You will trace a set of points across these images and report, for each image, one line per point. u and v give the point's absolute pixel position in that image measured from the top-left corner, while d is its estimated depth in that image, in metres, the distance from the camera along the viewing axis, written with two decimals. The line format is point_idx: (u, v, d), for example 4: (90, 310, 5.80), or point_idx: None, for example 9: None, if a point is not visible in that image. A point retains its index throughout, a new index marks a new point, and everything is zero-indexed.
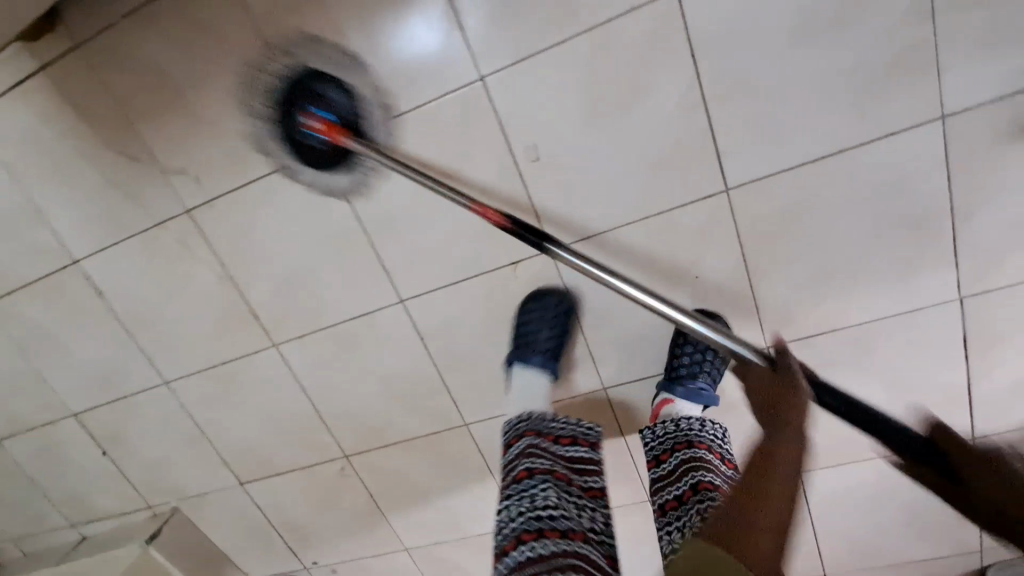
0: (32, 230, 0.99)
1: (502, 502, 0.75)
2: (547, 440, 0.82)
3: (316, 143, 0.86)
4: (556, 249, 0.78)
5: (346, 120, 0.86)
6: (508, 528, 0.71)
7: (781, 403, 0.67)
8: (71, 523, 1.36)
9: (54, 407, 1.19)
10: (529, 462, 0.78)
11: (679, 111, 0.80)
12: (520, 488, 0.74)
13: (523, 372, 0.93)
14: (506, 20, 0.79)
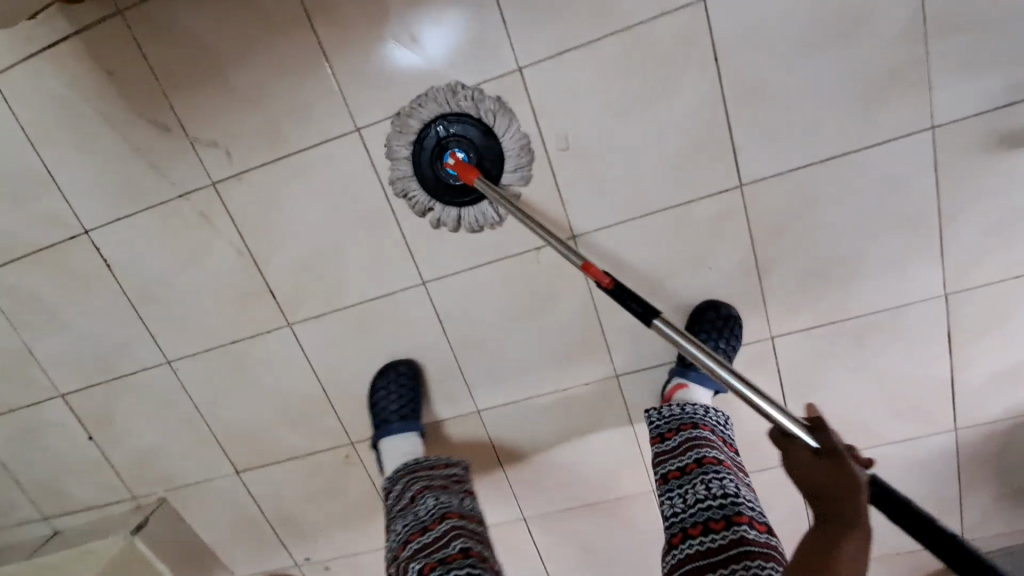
0: (45, 197, 0.98)
1: (393, 523, 0.93)
2: (433, 462, 1.00)
3: (450, 177, 0.89)
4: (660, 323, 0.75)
5: (485, 159, 0.89)
6: (400, 537, 0.89)
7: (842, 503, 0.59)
8: (43, 517, 1.30)
9: (41, 388, 1.15)
10: (415, 483, 0.96)
11: (700, 109, 0.86)
12: (410, 502, 0.93)
13: (391, 439, 1.03)
14: (543, 14, 0.83)
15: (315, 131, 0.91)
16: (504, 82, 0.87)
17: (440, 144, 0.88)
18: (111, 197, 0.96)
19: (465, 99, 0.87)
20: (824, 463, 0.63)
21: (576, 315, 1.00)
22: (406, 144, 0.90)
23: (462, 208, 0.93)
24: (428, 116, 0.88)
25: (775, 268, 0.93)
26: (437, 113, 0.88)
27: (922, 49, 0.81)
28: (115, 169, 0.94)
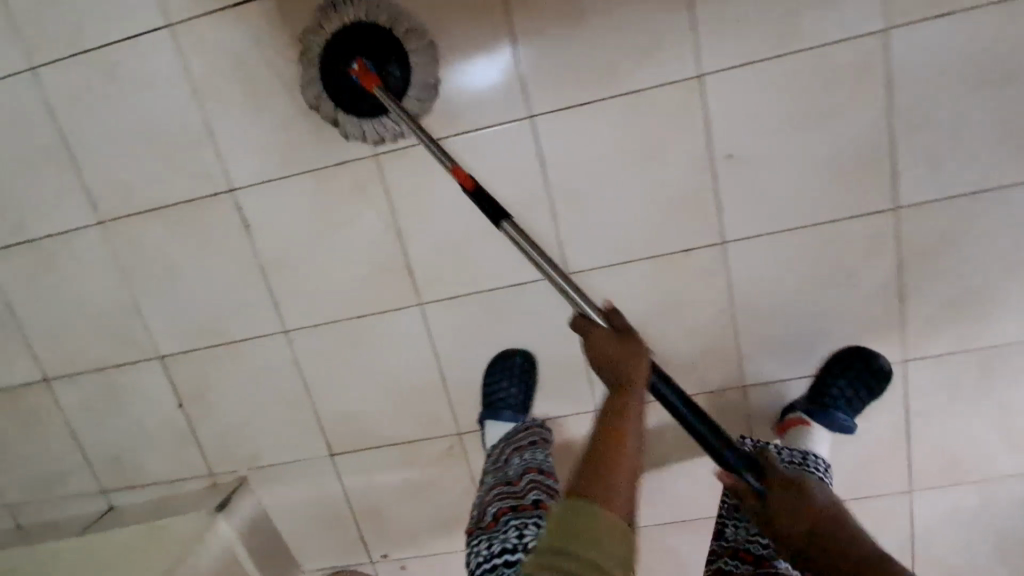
0: (197, 151, 0.99)
1: (485, 473, 0.96)
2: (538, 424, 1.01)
3: (358, 89, 0.89)
4: (507, 225, 0.82)
5: (392, 73, 0.89)
6: (485, 485, 0.92)
7: (634, 374, 0.71)
8: (103, 491, 1.23)
9: (138, 349, 1.11)
10: (516, 440, 0.98)
11: (868, 131, 0.88)
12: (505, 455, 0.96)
13: (496, 426, 1.03)
14: (731, 23, 0.85)
15: (490, 115, 0.93)
16: (683, 86, 0.88)
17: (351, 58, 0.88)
18: (268, 156, 0.98)
19: (421, 35, 0.89)
20: (618, 342, 0.74)
21: (712, 323, 1.00)
22: (324, 42, 0.89)
23: (362, 120, 0.91)
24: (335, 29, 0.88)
25: (917, 294, 0.95)
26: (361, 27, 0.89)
27: None
28: (281, 129, 0.96)
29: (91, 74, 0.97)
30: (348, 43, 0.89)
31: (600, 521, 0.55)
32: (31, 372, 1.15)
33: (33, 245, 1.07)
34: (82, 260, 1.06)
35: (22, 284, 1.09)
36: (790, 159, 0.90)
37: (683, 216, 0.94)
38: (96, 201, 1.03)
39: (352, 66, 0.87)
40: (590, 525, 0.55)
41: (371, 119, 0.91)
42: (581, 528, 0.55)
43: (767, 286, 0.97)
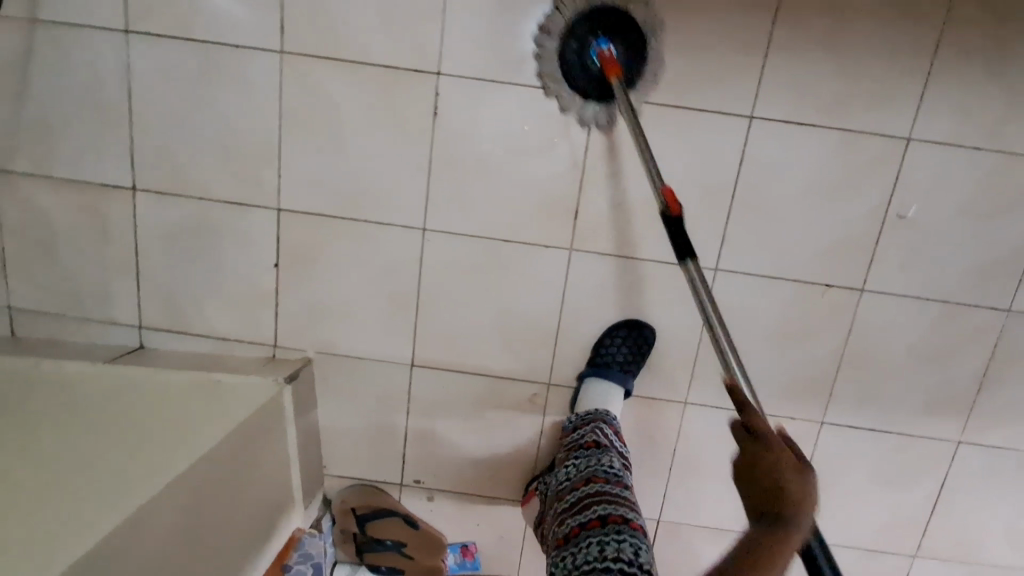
0: (421, 22, 0.96)
1: (579, 455, 0.97)
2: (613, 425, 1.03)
3: (600, 69, 0.94)
4: (690, 263, 0.84)
5: (627, 58, 0.95)
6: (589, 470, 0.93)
7: (793, 492, 0.65)
8: (139, 325, 1.11)
9: (259, 191, 1.04)
10: (593, 436, 0.99)
11: (1014, 238, 1.01)
12: (587, 451, 0.97)
13: (601, 384, 1.05)
14: (953, 105, 0.95)
15: (717, 102, 0.97)
16: (891, 142, 0.97)
17: (587, 33, 0.93)
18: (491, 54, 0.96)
19: None
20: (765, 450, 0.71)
21: (823, 357, 1.08)
22: None
23: None
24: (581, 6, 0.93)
25: (996, 387, 1.08)
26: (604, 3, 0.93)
27: None
28: (517, 34, 0.95)
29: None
30: (591, 20, 0.93)
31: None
32: (124, 178, 1.05)
33: (192, 49, 0.99)
34: (242, 83, 1.00)
35: (163, 86, 1.01)
36: (947, 237, 1.01)
37: (840, 254, 1.03)
38: (286, 30, 0.97)
39: (599, 50, 0.93)
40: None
41: (602, 104, 0.97)
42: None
43: (883, 341, 1.06)
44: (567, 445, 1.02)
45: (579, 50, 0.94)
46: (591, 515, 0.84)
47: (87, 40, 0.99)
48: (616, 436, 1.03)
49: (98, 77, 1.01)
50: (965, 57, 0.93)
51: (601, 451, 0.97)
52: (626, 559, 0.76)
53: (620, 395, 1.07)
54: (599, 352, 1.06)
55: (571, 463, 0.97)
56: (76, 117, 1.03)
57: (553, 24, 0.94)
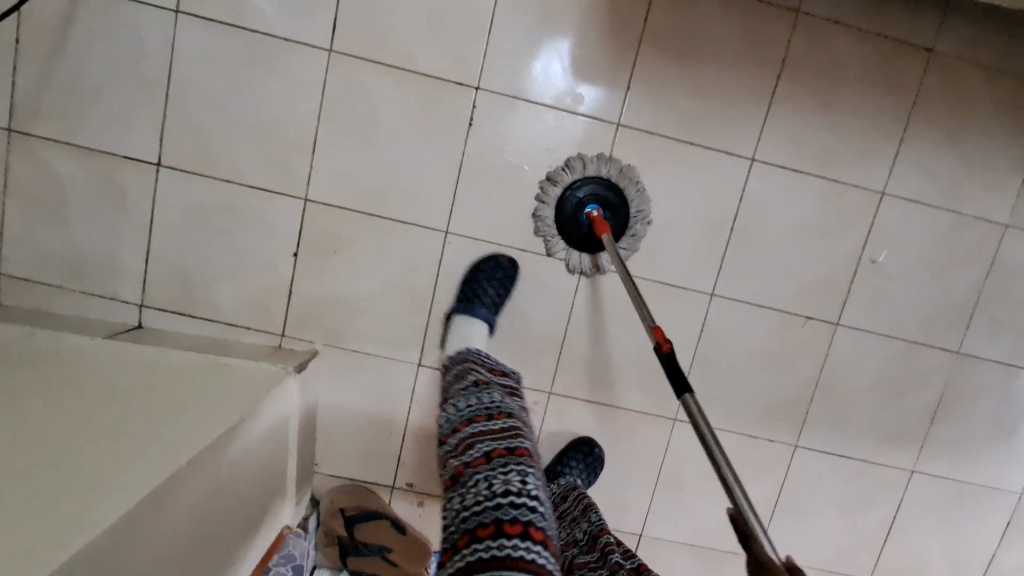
0: (467, 41, 1.04)
1: (456, 398, 0.92)
2: (486, 364, 1.00)
3: (591, 226, 1.07)
4: (690, 400, 0.73)
5: (617, 220, 1.08)
6: (463, 413, 0.87)
7: None
8: (141, 303, 1.09)
9: (288, 180, 1.06)
10: (474, 376, 0.95)
11: (962, 288, 1.16)
12: (467, 390, 0.92)
13: (467, 320, 1.07)
14: (917, 169, 1.12)
15: (724, 143, 1.09)
16: (868, 195, 1.12)
17: (584, 194, 1.07)
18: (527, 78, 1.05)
19: None
20: None
21: (800, 384, 1.18)
22: None
23: None
24: (585, 172, 1.07)
25: (946, 422, 1.21)
26: (605, 174, 1.08)
27: None
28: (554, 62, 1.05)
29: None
30: (589, 186, 1.07)
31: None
32: (149, 152, 1.04)
33: (241, 36, 1.02)
34: (287, 75, 1.04)
35: (206, 67, 1.03)
36: (909, 282, 1.15)
37: (819, 290, 1.15)
38: (338, 30, 1.03)
39: (591, 212, 1.06)
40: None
41: (588, 255, 1.10)
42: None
43: (851, 372, 1.18)
44: (445, 391, 0.96)
45: (574, 207, 1.07)
46: (475, 453, 0.78)
47: (133, 14, 1.00)
48: (495, 372, 0.99)
49: (139, 51, 1.02)
50: (927, 130, 1.10)
51: (481, 388, 0.93)
52: (514, 489, 0.70)
53: (484, 333, 1.08)
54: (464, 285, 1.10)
55: (450, 407, 0.91)
56: (108, 87, 1.03)
57: (557, 183, 1.07)
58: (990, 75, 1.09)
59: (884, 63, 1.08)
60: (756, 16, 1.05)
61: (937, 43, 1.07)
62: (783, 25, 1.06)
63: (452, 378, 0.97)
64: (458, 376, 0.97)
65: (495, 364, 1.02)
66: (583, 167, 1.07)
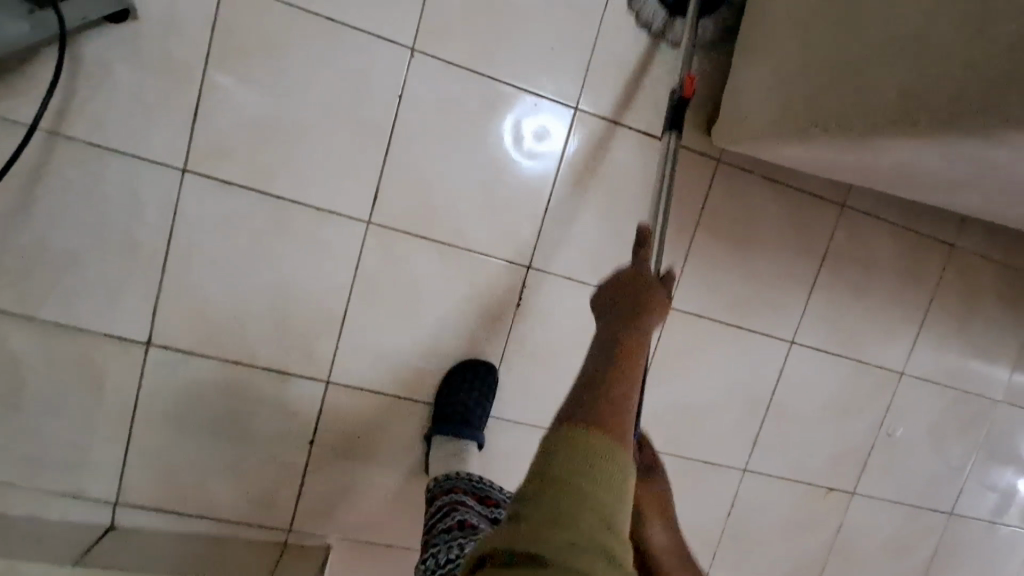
0: (524, 219, 0.95)
1: (429, 548, 0.77)
2: (473, 500, 0.85)
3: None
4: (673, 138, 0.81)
5: None
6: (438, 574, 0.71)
7: (649, 295, 0.61)
8: (115, 501, 0.92)
9: (311, 361, 0.94)
10: (460, 515, 0.80)
11: (959, 456, 1.24)
12: (447, 537, 0.76)
13: (452, 441, 0.94)
14: (930, 351, 1.17)
15: (768, 328, 1.07)
16: (889, 374, 1.15)
17: None
18: (524, 160, 0.94)
19: None
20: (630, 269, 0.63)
21: (817, 550, 1.20)
22: None
23: None
24: None
25: None
26: None
27: None
28: (545, 130, 0.94)
29: (474, 97, 0.90)
30: None
31: (616, 469, 0.47)
32: (139, 331, 0.88)
33: (265, 204, 0.87)
34: (316, 246, 0.90)
35: (217, 234, 0.87)
36: (916, 451, 1.21)
37: (839, 462, 1.17)
38: (379, 203, 0.91)
39: None
40: (608, 470, 0.47)
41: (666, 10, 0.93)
42: (586, 461, 0.46)
43: (863, 537, 1.22)
44: (427, 537, 0.80)
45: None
46: None
47: (128, 172, 0.83)
48: (483, 511, 0.84)
49: (132, 213, 0.84)
50: (942, 316, 1.16)
51: (466, 531, 0.77)
52: None
53: (474, 450, 0.96)
54: (441, 402, 0.96)
55: (428, 559, 0.75)
56: (89, 254, 0.84)
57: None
58: (995, 269, 1.16)
59: (914, 255, 1.11)
60: (806, 209, 1.04)
61: (957, 239, 1.13)
62: (829, 218, 1.06)
63: (433, 521, 0.81)
64: (440, 518, 0.81)
65: (483, 495, 0.88)
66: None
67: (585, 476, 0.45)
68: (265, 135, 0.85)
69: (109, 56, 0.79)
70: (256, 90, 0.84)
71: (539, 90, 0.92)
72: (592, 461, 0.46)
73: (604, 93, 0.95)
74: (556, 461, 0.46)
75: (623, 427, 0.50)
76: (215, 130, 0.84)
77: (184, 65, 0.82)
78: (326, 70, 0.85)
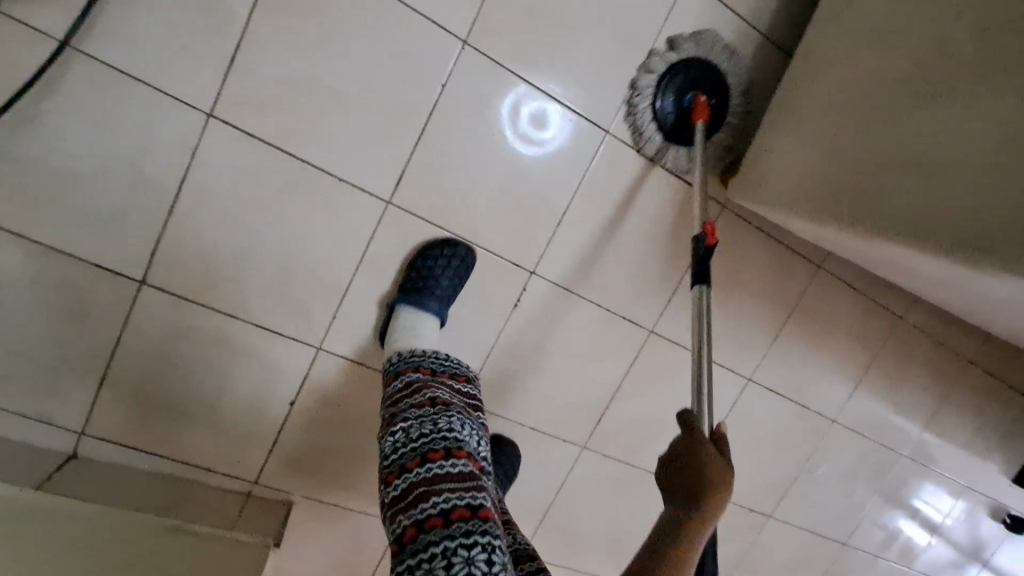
0: (535, 226, 1.00)
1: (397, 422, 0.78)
2: (448, 375, 0.88)
3: (688, 113, 1.00)
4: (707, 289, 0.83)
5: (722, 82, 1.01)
6: (409, 447, 0.74)
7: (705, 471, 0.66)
8: (80, 431, 0.90)
9: (305, 325, 0.95)
10: (431, 394, 0.82)
11: (863, 495, 1.39)
12: (418, 414, 0.78)
13: (415, 313, 0.93)
14: (862, 404, 1.30)
15: (733, 363, 1.16)
16: (824, 419, 1.28)
17: None
18: (516, 140, 0.95)
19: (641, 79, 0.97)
20: (686, 443, 0.69)
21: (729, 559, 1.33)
22: None
23: None
24: None
25: None
26: None
27: (936, 536, 1.49)
28: (543, 115, 0.96)
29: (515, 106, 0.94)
30: None
31: None
32: (134, 267, 0.86)
33: (290, 164, 0.88)
34: (332, 215, 0.91)
35: (233, 185, 0.86)
36: (829, 488, 1.35)
37: (765, 489, 1.30)
38: (402, 184, 0.92)
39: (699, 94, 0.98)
40: None
41: None
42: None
43: (769, 555, 1.36)
44: (392, 408, 0.82)
45: (685, 81, 0.99)
46: (431, 511, 0.66)
47: (152, 107, 0.82)
48: (456, 388, 0.87)
49: (149, 148, 0.83)
50: (879, 375, 1.29)
51: (437, 410, 0.78)
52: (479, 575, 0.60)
53: (436, 325, 0.95)
54: (414, 272, 0.94)
55: (398, 432, 0.77)
56: (96, 183, 0.82)
57: (677, 51, 0.98)
58: (928, 340, 1.31)
59: (866, 320, 1.24)
60: (788, 263, 1.14)
61: (904, 312, 1.27)
62: (805, 274, 1.16)
63: (400, 395, 0.82)
64: (408, 393, 0.82)
65: (457, 366, 0.90)
66: (709, 47, 1.00)
67: None
68: (302, 98, 0.86)
69: None
70: (304, 52, 0.84)
71: (575, 107, 0.97)
72: None
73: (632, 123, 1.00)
74: None
75: None
76: (250, 82, 0.84)
77: (231, 9, 0.81)
78: (375, 45, 0.86)
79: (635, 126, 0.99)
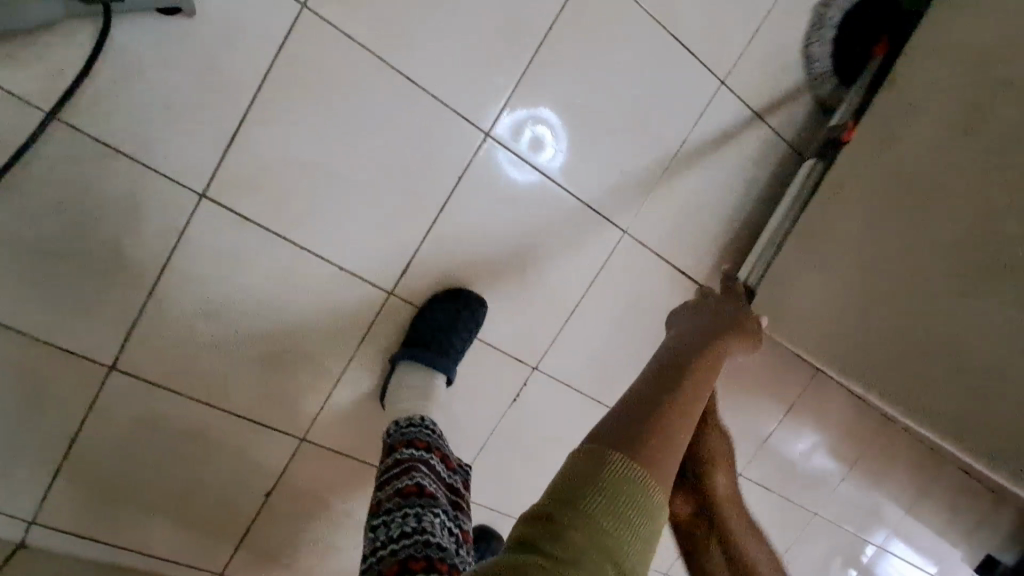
0: (545, 320, 1.00)
1: (380, 513, 0.73)
2: (435, 459, 0.82)
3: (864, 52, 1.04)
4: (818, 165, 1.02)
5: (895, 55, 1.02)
6: (388, 549, 0.68)
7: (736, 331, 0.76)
8: (29, 520, 0.81)
9: (291, 415, 0.89)
10: (418, 478, 0.77)
11: None
12: (401, 504, 0.73)
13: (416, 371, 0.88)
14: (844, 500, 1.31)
15: None
16: (806, 513, 1.28)
17: None
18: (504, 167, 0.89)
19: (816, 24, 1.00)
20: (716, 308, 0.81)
21: None
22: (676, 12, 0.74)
23: None
24: None
25: None
26: None
27: None
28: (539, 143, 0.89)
29: (540, 209, 0.93)
30: None
31: (638, 512, 0.50)
32: (105, 350, 0.78)
33: (289, 251, 0.82)
34: (330, 305, 0.86)
35: (223, 271, 0.80)
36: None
37: None
38: (406, 275, 0.89)
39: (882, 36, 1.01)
40: (621, 519, 0.49)
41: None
42: (628, 505, 0.50)
43: None
44: (378, 494, 0.76)
45: (852, 28, 1.02)
46: None
47: (139, 183, 0.74)
48: (442, 474, 0.82)
49: (132, 223, 0.75)
50: (860, 473, 1.30)
51: (423, 502, 0.73)
52: None
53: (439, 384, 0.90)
54: (417, 327, 0.89)
55: (379, 526, 0.72)
56: (69, 259, 0.74)
57: None
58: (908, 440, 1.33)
59: (855, 421, 1.24)
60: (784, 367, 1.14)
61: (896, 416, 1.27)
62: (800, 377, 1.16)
63: (388, 476, 0.77)
64: (396, 475, 0.77)
65: (441, 450, 0.86)
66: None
67: (610, 509, 0.49)
68: (308, 185, 0.80)
69: (147, 52, 0.70)
70: (315, 139, 0.78)
71: (597, 206, 0.97)
72: (614, 497, 0.50)
73: (649, 226, 1.01)
74: (612, 469, 0.52)
75: (652, 447, 0.55)
76: (252, 166, 0.77)
77: (238, 87, 0.74)
78: (390, 134, 0.81)
79: (813, 41, 1.02)
